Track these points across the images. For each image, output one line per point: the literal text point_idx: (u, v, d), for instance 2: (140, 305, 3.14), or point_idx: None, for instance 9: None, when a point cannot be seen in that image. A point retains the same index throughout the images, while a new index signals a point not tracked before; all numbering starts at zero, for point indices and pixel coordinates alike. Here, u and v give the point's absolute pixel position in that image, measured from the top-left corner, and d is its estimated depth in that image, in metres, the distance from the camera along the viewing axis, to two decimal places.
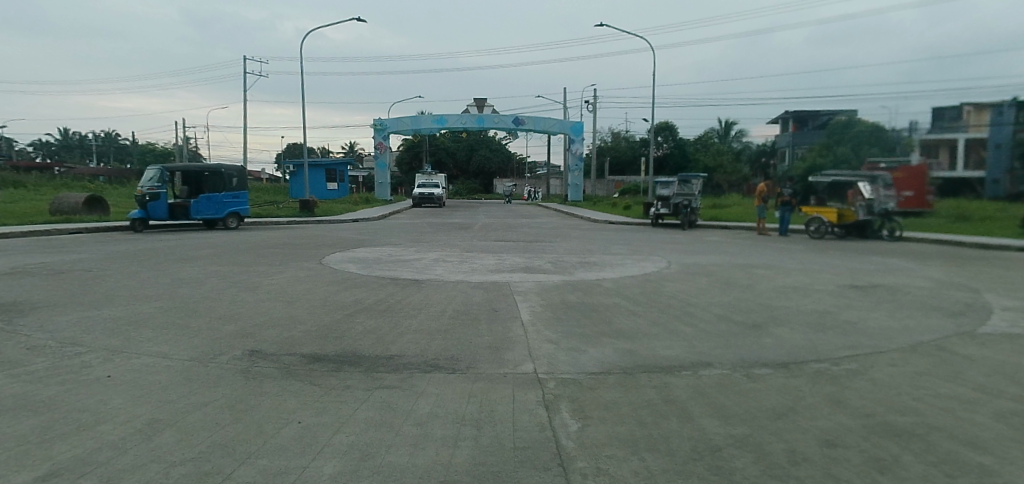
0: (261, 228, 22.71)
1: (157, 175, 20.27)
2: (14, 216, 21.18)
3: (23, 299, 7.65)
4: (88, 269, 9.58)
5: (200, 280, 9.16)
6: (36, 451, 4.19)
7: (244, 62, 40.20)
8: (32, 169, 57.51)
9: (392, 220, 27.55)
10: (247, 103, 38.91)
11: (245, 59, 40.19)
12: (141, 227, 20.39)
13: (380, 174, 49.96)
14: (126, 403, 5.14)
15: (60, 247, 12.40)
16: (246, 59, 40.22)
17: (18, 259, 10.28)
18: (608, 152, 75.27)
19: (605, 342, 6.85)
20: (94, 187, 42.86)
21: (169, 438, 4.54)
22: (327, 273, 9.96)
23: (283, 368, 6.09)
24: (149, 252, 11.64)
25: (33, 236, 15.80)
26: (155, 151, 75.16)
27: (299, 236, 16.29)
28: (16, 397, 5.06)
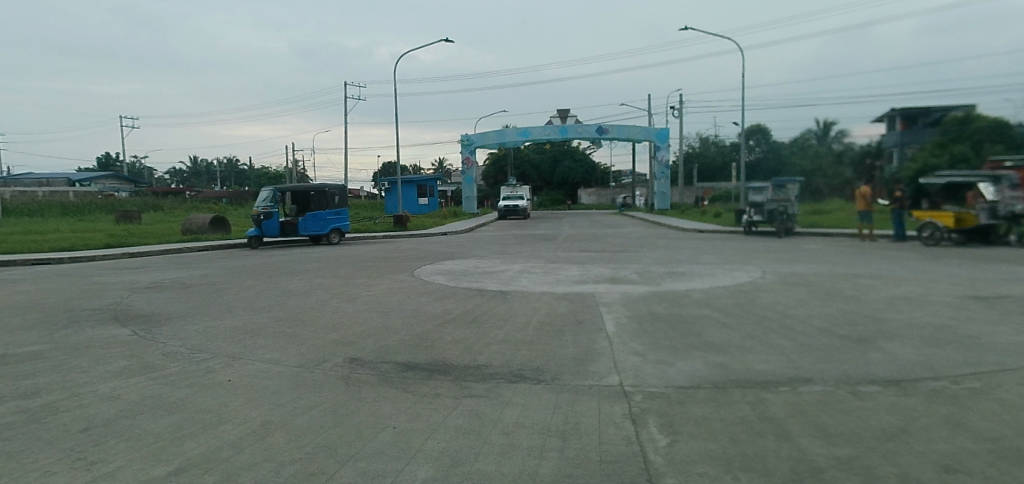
0: (359, 243, 24.12)
1: (270, 196, 22.13)
2: (152, 236, 23.92)
3: (161, 309, 8.68)
4: (212, 283, 10.64)
5: (306, 292, 9.92)
6: (175, 459, 4.76)
7: (344, 89, 43.32)
8: (169, 194, 64.31)
9: (479, 233, 28.30)
10: (347, 126, 41.72)
11: (344, 87, 43.25)
12: (257, 244, 22.21)
13: (468, 188, 51.38)
14: (244, 406, 5.71)
15: (190, 263, 13.88)
16: (345, 87, 43.32)
17: (155, 274, 11.61)
18: (696, 158, 72.63)
19: (695, 355, 6.64)
20: (217, 209, 47.41)
21: (280, 440, 5.00)
22: (418, 285, 10.41)
23: (379, 375, 6.47)
24: (263, 267, 12.73)
25: (169, 253, 17.82)
26: (268, 174, 81.72)
27: (393, 250, 17.14)
28: (155, 399, 5.78)
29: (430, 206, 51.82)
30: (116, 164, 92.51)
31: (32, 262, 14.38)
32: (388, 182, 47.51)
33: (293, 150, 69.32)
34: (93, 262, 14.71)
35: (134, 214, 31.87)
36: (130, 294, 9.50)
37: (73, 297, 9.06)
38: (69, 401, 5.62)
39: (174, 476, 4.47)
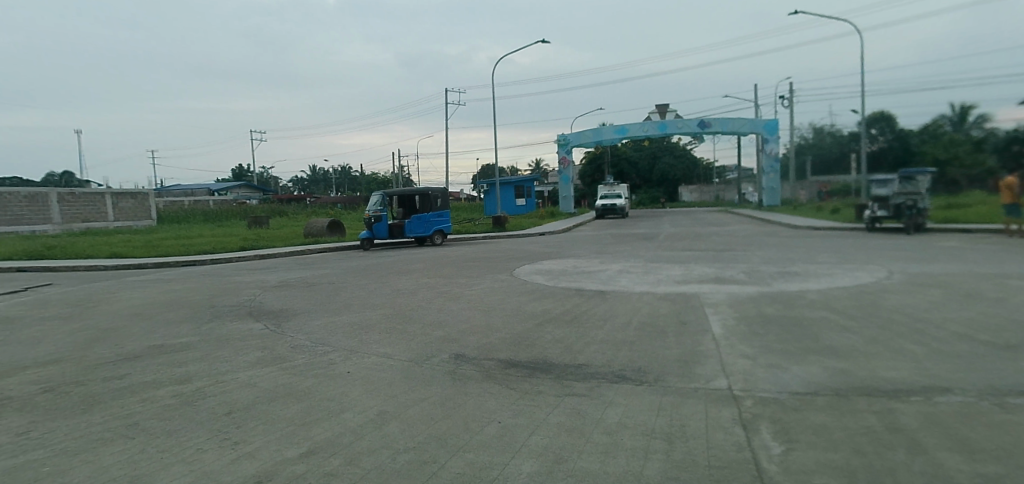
0: (461, 244, 25.03)
1: (380, 200, 23.55)
2: (278, 239, 26.33)
3: (289, 305, 9.58)
4: (330, 282, 11.55)
5: (413, 291, 10.48)
6: (305, 443, 5.27)
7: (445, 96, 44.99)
8: (292, 201, 70.39)
9: (576, 233, 28.25)
10: (448, 131, 43.23)
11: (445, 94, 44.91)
12: (369, 245, 23.70)
13: (564, 188, 51.39)
14: (362, 396, 6.19)
15: (311, 264, 15.13)
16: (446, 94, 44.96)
17: (282, 274, 12.82)
18: (810, 150, 67.54)
19: (811, 360, 6.24)
20: (333, 214, 51.19)
21: (394, 430, 5.40)
22: (518, 285, 10.64)
23: (483, 371, 6.72)
24: (375, 267, 13.61)
25: (293, 255, 19.52)
26: (377, 180, 86.82)
27: (493, 250, 17.61)
28: (286, 386, 6.44)
29: (528, 207, 52.48)
30: (247, 175, 102.65)
31: (184, 263, 16.39)
32: (486, 184, 48.69)
33: (399, 157, 73.25)
34: (232, 263, 16.48)
35: (264, 220, 35.23)
36: (261, 292, 10.56)
37: (216, 294, 10.23)
38: (217, 386, 6.39)
39: (305, 458, 4.95)
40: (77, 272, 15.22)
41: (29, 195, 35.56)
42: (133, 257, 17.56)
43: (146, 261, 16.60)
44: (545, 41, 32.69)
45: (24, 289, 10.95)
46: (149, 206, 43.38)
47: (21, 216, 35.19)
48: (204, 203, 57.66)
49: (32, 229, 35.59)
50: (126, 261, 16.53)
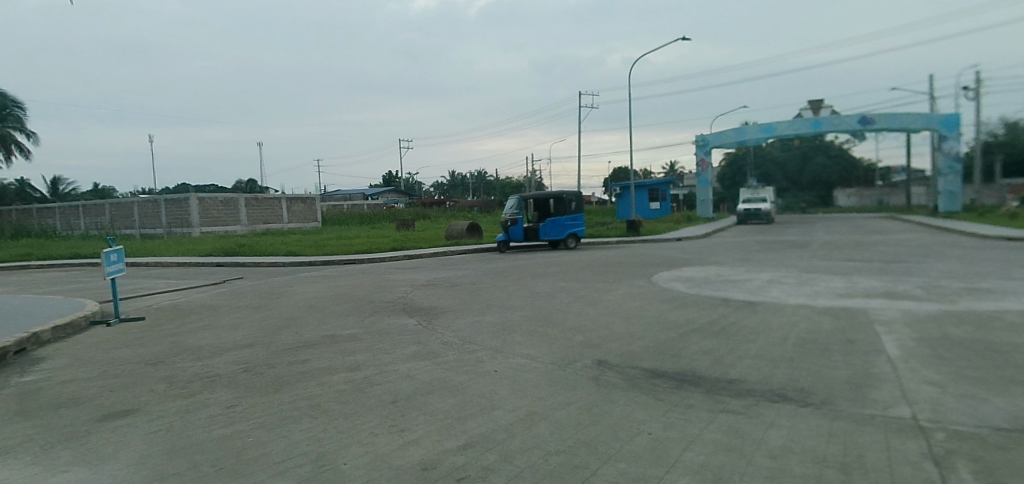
0: (594, 248, 24.97)
1: (516, 204, 24.17)
2: (424, 241, 28.07)
3: (436, 303, 10.22)
4: (472, 282, 12.12)
5: (551, 294, 10.64)
6: (462, 436, 5.59)
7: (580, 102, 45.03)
8: (434, 205, 74.61)
9: (716, 239, 26.89)
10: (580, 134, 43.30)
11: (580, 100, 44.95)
12: (505, 247, 24.45)
13: (703, 191, 49.23)
14: (510, 395, 6.44)
15: (453, 264, 15.97)
16: (580, 99, 45.01)
17: (428, 273, 13.68)
18: (1001, 148, 58.02)
19: (1017, 393, 5.39)
20: (471, 217, 53.47)
21: (544, 431, 5.55)
22: (658, 292, 10.39)
23: (629, 379, 6.66)
24: (513, 269, 14.03)
25: (436, 256, 20.74)
26: (511, 183, 89.28)
27: (629, 255, 17.36)
28: (440, 380, 6.89)
29: (662, 211, 50.88)
30: (394, 180, 110.90)
31: (345, 262, 18.10)
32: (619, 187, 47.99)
33: (532, 161, 74.90)
34: (384, 262, 17.91)
35: (409, 222, 37.69)
36: (412, 289, 11.35)
37: (373, 290, 11.19)
38: (382, 377, 6.99)
39: (463, 451, 5.26)
40: (261, 268, 17.47)
41: (224, 200, 41.15)
42: (303, 256, 19.72)
43: (314, 259, 18.59)
44: (686, 38, 31.41)
45: (222, 280, 12.79)
46: (315, 209, 48.42)
47: (218, 217, 40.86)
48: (360, 207, 63.12)
49: (226, 229, 41.17)
50: (299, 259, 18.60)
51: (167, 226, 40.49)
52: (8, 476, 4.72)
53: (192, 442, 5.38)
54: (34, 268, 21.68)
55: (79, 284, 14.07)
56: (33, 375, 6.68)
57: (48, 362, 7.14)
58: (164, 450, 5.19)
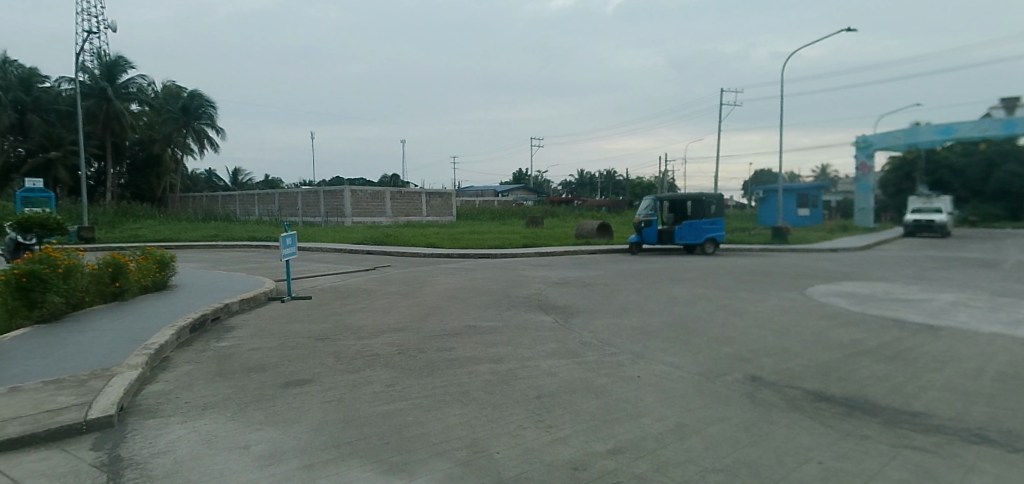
0: (734, 255, 23.64)
1: (650, 205, 23.67)
2: (554, 238, 28.47)
3: (571, 302, 10.21)
4: (606, 284, 11.98)
5: (691, 301, 10.19)
6: (610, 439, 5.48)
7: (723, 102, 43.46)
8: (562, 203, 74.89)
9: (878, 252, 24.23)
10: (722, 134, 41.47)
11: (724, 100, 43.39)
12: (637, 249, 23.97)
13: (862, 198, 44.80)
14: (655, 403, 6.22)
15: (585, 264, 15.89)
16: (723, 100, 43.41)
17: (562, 272, 13.72)
18: None
19: None
20: (598, 217, 53.28)
21: (697, 444, 5.28)
22: (814, 307, 9.55)
23: (788, 399, 6.16)
24: (649, 272, 13.65)
25: (567, 254, 20.81)
26: (640, 182, 87.12)
27: (776, 265, 16.19)
28: (582, 380, 6.84)
29: (812, 218, 46.92)
30: (525, 177, 113.11)
31: (480, 255, 18.79)
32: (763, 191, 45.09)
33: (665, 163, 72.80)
34: (518, 258, 18.33)
35: (539, 220, 38.37)
36: (547, 287, 11.46)
37: (509, 285, 11.44)
38: (525, 373, 7.09)
39: (613, 454, 5.15)
40: (405, 257, 18.65)
41: (371, 193, 44.78)
42: (442, 247, 20.82)
43: (453, 251, 19.48)
44: (850, 29, 28.35)
45: (371, 268, 13.81)
46: (451, 204, 50.99)
47: (367, 209, 44.63)
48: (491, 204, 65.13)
49: (373, 220, 44.83)
50: (439, 251, 19.63)
51: (325, 215, 44.72)
52: (213, 427, 5.42)
53: (357, 417, 5.82)
54: (221, 247, 25.07)
55: (255, 264, 16.05)
56: (227, 342, 7.68)
57: (237, 330, 8.17)
58: (333, 422, 5.65)
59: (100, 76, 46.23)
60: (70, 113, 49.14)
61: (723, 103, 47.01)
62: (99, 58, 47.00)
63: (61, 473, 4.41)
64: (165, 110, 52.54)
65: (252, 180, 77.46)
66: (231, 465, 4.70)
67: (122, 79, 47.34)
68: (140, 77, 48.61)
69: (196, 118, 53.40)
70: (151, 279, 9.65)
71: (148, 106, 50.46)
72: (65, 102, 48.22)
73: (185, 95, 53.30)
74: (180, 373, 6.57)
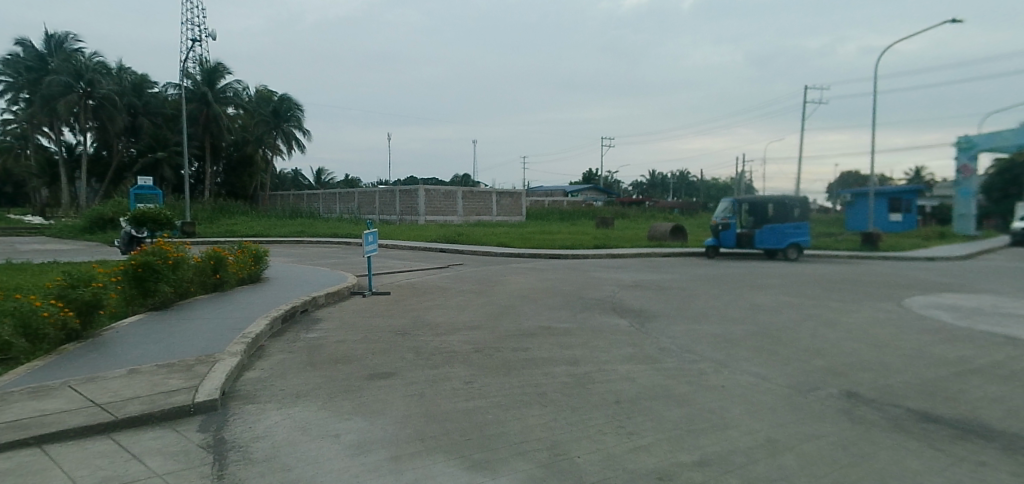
0: (819, 262, 22.47)
1: (729, 207, 22.94)
2: (626, 240, 28.14)
3: (647, 306, 10.03)
4: (683, 288, 11.70)
5: (775, 310, 9.76)
6: (695, 450, 5.31)
7: (807, 102, 41.37)
8: (633, 204, 73.52)
9: (985, 262, 22.32)
10: (805, 135, 39.54)
11: (807, 100, 41.29)
12: (714, 253, 23.25)
13: (963, 203, 41.44)
14: (742, 415, 6.00)
15: (660, 268, 15.59)
16: (807, 100, 41.35)
17: (636, 274, 13.51)
18: None
19: None
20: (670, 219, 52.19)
21: (790, 461, 5.03)
22: (914, 320, 8.91)
23: (890, 418, 5.77)
24: (728, 278, 13.21)
25: (640, 257, 20.49)
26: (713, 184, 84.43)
27: (868, 273, 15.24)
28: (663, 388, 6.69)
29: (905, 223, 43.78)
30: (594, 177, 112.26)
31: (552, 256, 18.80)
32: (850, 195, 42.62)
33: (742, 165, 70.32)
34: (590, 259, 18.25)
35: (610, 221, 38.02)
36: (621, 290, 11.32)
37: (583, 287, 11.39)
38: (603, 376, 7.02)
39: (699, 465, 4.98)
40: (478, 256, 18.97)
41: (444, 193, 45.68)
42: (514, 247, 21.04)
43: (525, 251, 19.64)
44: (955, 20, 25.05)
45: (446, 265, 14.13)
46: (521, 204, 51.43)
47: (439, 208, 45.65)
48: (560, 204, 64.92)
49: (445, 219, 45.79)
50: (511, 250, 19.84)
51: (399, 214, 46.17)
52: (306, 415, 5.68)
53: (440, 412, 5.95)
54: (306, 243, 26.48)
55: (338, 259, 16.82)
56: (315, 333, 8.07)
57: (324, 323, 8.57)
58: (417, 416, 5.80)
59: (201, 82, 49.89)
60: (174, 117, 53.12)
61: (806, 101, 44.66)
62: (200, 65, 50.54)
63: (175, 452, 4.74)
64: (258, 114, 55.78)
65: (333, 178, 80.99)
66: (324, 452, 4.91)
67: (221, 84, 50.82)
68: (237, 82, 52.01)
69: (286, 121, 56.23)
70: (247, 272, 10.27)
71: (242, 110, 53.91)
72: (170, 106, 52.16)
73: (275, 98, 56.64)
74: (275, 362, 6.97)
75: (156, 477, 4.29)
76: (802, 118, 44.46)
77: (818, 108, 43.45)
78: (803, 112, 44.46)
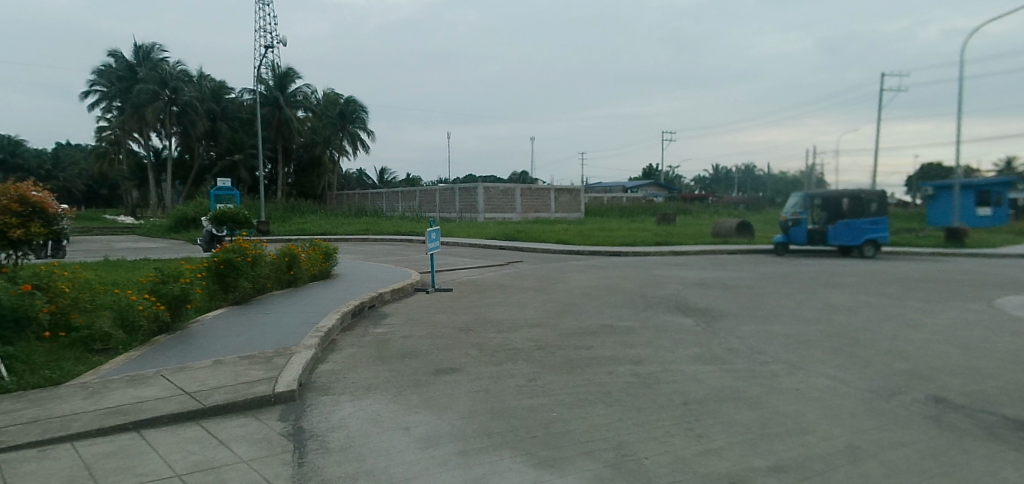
0: (898, 259, 21.20)
1: (800, 202, 22.07)
2: (689, 237, 27.50)
3: (713, 305, 9.75)
4: (749, 286, 11.30)
5: (851, 309, 9.27)
6: (771, 455, 5.09)
7: (883, 92, 39.20)
8: (694, 200, 71.53)
9: None
10: (880, 126, 37.52)
11: (884, 89, 39.09)
12: (784, 250, 22.30)
13: None
14: (820, 420, 5.70)
15: (725, 265, 15.13)
16: (884, 89, 39.16)
17: (700, 272, 13.16)
18: None
19: None
20: (734, 215, 50.56)
21: (875, 469, 4.74)
22: (1009, 322, 8.24)
23: (984, 426, 5.34)
24: (798, 276, 12.66)
25: (703, 254, 19.98)
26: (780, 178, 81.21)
27: (955, 271, 14.22)
28: (732, 389, 6.47)
29: (995, 219, 40.58)
30: (654, 173, 110.27)
31: (612, 253, 18.58)
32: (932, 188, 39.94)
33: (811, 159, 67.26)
34: (652, 257, 17.95)
35: (672, 217, 37.42)
36: (685, 288, 11.06)
37: (645, 285, 11.20)
38: (670, 376, 6.88)
39: (775, 471, 4.75)
40: (537, 253, 19.03)
41: (503, 190, 46.03)
42: (574, 244, 20.98)
43: (585, 248, 19.56)
44: None
45: (506, 262, 14.25)
46: (580, 201, 51.29)
47: (498, 205, 46.15)
48: (620, 201, 63.96)
49: (504, 216, 46.19)
50: (570, 247, 19.80)
51: (460, 211, 46.92)
52: (377, 408, 5.86)
53: (505, 408, 6.00)
54: (371, 240, 27.43)
55: (402, 256, 17.30)
56: (383, 329, 8.33)
57: (391, 318, 8.83)
58: (483, 412, 5.86)
59: (274, 87, 52.57)
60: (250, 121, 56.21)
61: (882, 90, 42.22)
62: (272, 70, 53.19)
63: (258, 440, 5.00)
64: (325, 116, 58.17)
65: (395, 177, 83.05)
66: (395, 444, 5.05)
67: (292, 89, 53.46)
68: (307, 86, 54.49)
69: (351, 122, 58.42)
70: (319, 268, 10.70)
71: (312, 113, 56.41)
72: (246, 110, 55.19)
73: (341, 101, 59.25)
74: (346, 355, 7.24)
75: (241, 462, 4.53)
76: (879, 108, 42.05)
77: (895, 97, 41.01)
78: (880, 101, 42.00)
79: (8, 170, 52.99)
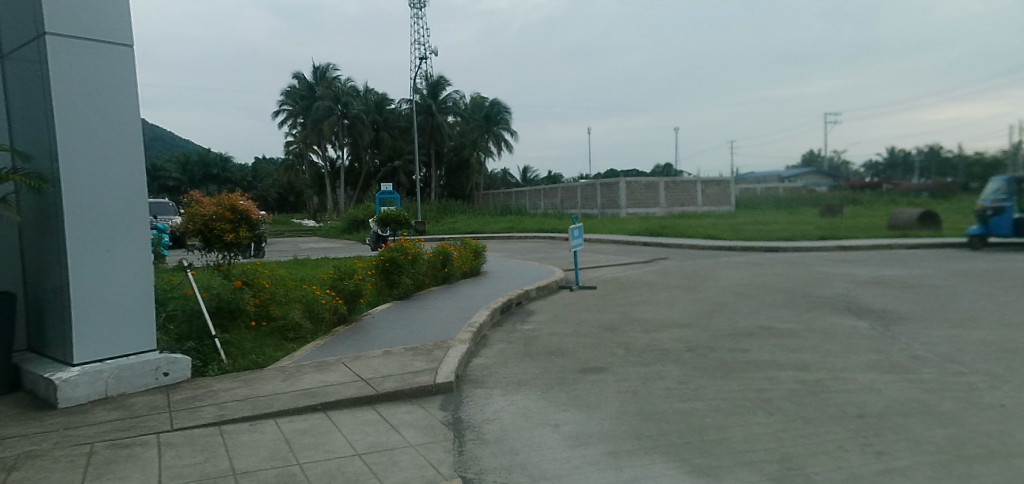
0: None
1: (1002, 188, 18.48)
2: (860, 230, 24.55)
3: (892, 306, 8.61)
4: (939, 285, 9.79)
5: None
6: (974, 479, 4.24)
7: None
8: (867, 187, 63.43)
9: None
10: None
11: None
12: (979, 244, 19.06)
13: None
14: None
15: (907, 262, 13.27)
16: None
17: (874, 269, 11.70)
18: None
19: None
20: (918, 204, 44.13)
21: None
22: None
23: None
24: (1005, 273, 10.69)
25: (879, 249, 17.71)
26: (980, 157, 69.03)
27: None
28: (920, 403, 5.65)
29: None
30: (815, 158, 100.00)
31: (769, 249, 17.21)
32: None
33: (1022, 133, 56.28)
34: (815, 252, 16.32)
35: (838, 208, 33.73)
36: (855, 287, 9.91)
37: (807, 284, 10.23)
38: (839, 385, 6.21)
39: None
40: (683, 250, 18.29)
41: (647, 184, 44.64)
42: (723, 239, 19.83)
43: (736, 243, 18.38)
44: None
45: (650, 260, 13.90)
46: (730, 193, 48.24)
47: (641, 200, 45.21)
48: (776, 191, 58.87)
49: (647, 210, 45.18)
50: (719, 243, 18.74)
51: (602, 207, 46.52)
52: (528, 403, 6.05)
53: (654, 411, 5.84)
54: (516, 238, 28.39)
55: (545, 253, 17.68)
56: (530, 326, 8.59)
57: (537, 316, 9.07)
58: (632, 413, 5.77)
59: (428, 95, 56.72)
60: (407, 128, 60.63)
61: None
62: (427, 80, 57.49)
63: (422, 427, 5.42)
64: (471, 119, 61.53)
65: (536, 173, 84.69)
66: (547, 440, 5.16)
67: (443, 96, 57.37)
68: (456, 92, 58.04)
69: (496, 124, 61.52)
70: (469, 266, 11.31)
71: (461, 117, 59.99)
72: (403, 118, 60.11)
73: (486, 104, 61.66)
74: (497, 351, 7.58)
75: (409, 447, 4.95)
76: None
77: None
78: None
79: (223, 183, 63.34)
